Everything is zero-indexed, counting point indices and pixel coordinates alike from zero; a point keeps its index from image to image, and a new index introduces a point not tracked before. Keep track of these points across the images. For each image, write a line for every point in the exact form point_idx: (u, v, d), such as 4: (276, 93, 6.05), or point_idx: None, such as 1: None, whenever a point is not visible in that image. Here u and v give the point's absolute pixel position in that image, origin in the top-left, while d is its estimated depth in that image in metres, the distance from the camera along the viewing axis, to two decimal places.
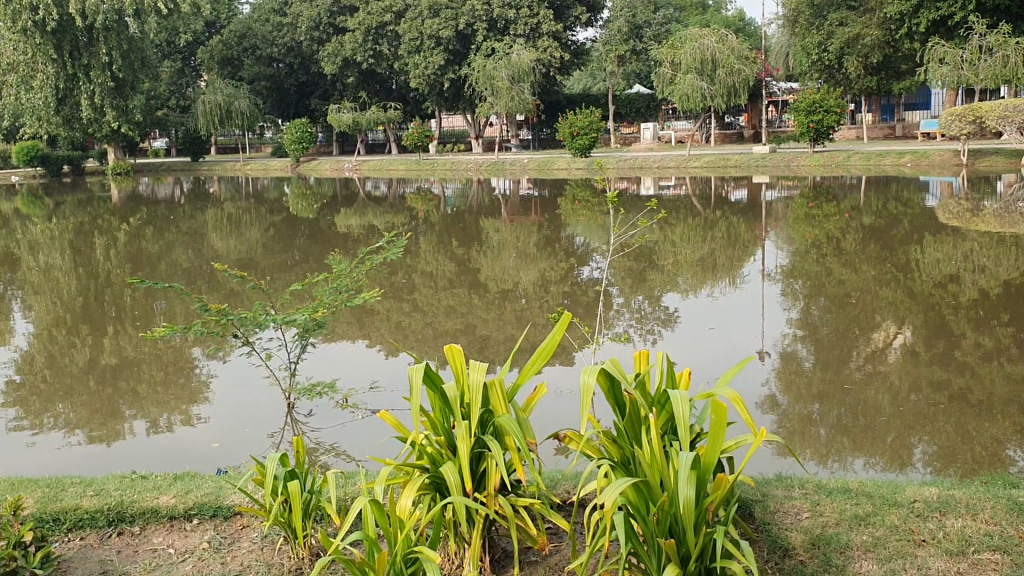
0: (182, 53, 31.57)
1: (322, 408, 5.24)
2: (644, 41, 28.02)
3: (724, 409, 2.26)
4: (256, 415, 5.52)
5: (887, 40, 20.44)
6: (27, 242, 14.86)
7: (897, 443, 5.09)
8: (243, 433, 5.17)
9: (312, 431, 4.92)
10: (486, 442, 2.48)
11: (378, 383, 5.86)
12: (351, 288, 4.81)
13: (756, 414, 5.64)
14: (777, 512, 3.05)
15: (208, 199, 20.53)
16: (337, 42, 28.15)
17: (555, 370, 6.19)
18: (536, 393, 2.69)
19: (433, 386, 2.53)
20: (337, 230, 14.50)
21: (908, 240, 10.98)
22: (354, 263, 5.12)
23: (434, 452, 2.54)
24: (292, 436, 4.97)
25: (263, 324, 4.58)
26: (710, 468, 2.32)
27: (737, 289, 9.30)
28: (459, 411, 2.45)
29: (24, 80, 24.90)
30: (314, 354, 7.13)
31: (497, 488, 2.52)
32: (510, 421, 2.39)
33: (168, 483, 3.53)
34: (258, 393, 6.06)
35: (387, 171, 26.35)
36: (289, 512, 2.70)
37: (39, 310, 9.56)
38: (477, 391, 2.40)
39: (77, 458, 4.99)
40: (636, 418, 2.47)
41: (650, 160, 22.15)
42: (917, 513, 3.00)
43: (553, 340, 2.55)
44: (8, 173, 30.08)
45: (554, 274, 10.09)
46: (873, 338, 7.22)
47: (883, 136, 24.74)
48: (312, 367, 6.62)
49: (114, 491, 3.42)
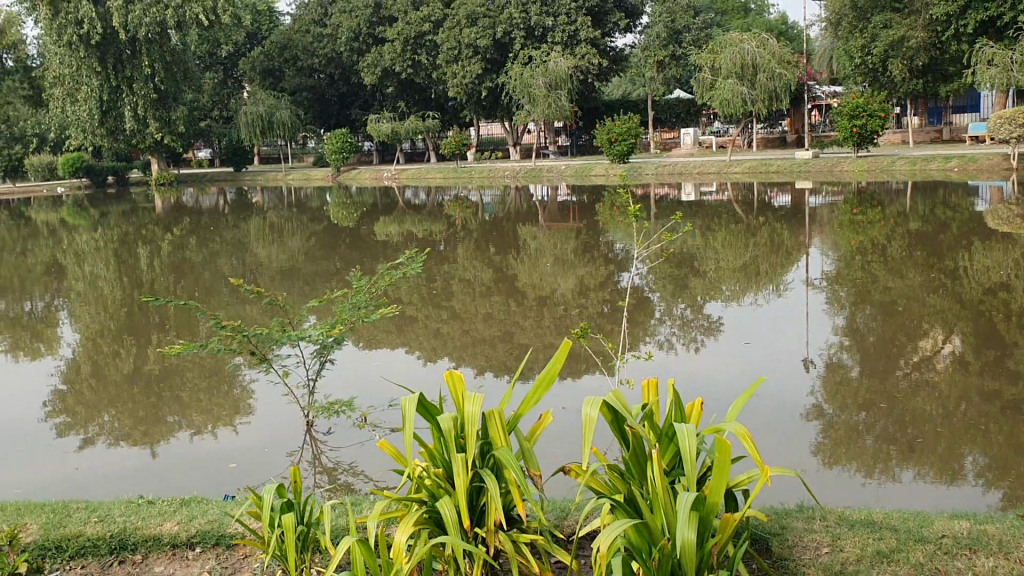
0: (225, 64, 31.98)
1: (341, 427, 5.19)
2: (684, 46, 27.77)
3: (729, 446, 2.16)
4: (274, 429, 5.46)
5: (933, 42, 20.01)
6: (73, 252, 15.13)
7: (946, 455, 4.91)
8: (262, 450, 5.09)
9: (331, 450, 4.88)
10: (483, 477, 2.39)
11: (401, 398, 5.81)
12: (370, 302, 4.79)
13: (798, 425, 5.49)
14: (796, 546, 2.94)
15: (251, 209, 20.76)
16: (376, 52, 28.32)
17: (579, 386, 6.08)
18: (540, 423, 2.61)
19: (429, 416, 2.46)
20: (376, 238, 14.52)
21: (957, 246, 10.71)
22: (374, 278, 5.12)
23: (432, 486, 2.46)
24: (310, 454, 4.93)
25: (282, 341, 4.56)
26: (715, 509, 2.23)
27: (781, 297, 9.12)
28: (454, 444, 2.37)
29: (70, 93, 25.40)
30: (345, 362, 7.08)
31: (497, 525, 2.44)
32: (506, 454, 2.30)
33: (174, 509, 3.49)
34: (282, 405, 5.99)
35: (426, 179, 26.43)
36: (285, 545, 2.62)
37: (84, 319, 9.68)
38: (472, 423, 2.33)
39: (95, 475, 4.95)
40: (641, 453, 2.38)
41: (690, 165, 21.96)
42: (945, 550, 2.87)
43: (552, 369, 2.46)
44: (56, 185, 30.72)
45: (593, 281, 10.00)
46: (920, 346, 7.02)
47: (930, 140, 24.29)
48: (341, 378, 6.56)
49: (118, 517, 3.39)
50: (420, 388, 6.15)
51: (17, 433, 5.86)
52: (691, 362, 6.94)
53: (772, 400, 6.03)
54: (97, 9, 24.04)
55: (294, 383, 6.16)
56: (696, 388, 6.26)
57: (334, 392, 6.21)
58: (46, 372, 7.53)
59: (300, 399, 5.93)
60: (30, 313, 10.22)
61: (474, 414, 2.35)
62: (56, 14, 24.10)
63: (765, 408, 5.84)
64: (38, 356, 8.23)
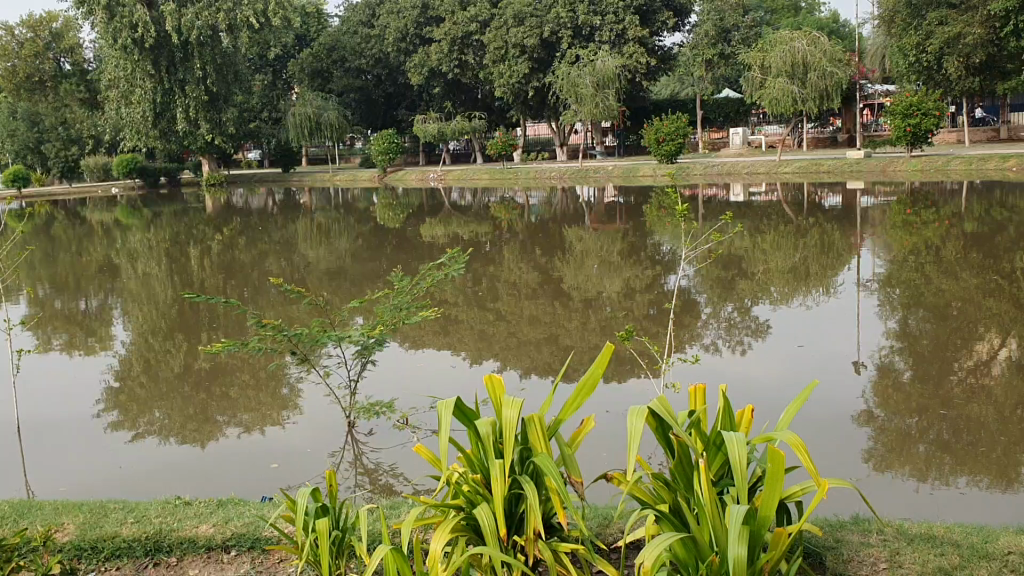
0: (275, 66, 32.34)
1: (381, 429, 5.18)
2: (733, 44, 27.46)
3: (782, 458, 2.11)
4: (315, 430, 5.47)
5: (991, 39, 19.56)
6: (126, 251, 15.38)
7: (1002, 462, 4.78)
8: (302, 452, 5.09)
9: (371, 452, 4.87)
10: (521, 484, 2.35)
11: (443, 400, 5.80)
12: (411, 304, 4.80)
13: (848, 429, 5.38)
14: (851, 561, 2.86)
15: (299, 209, 20.96)
16: (423, 53, 28.45)
17: (622, 390, 6.00)
18: (582, 428, 2.56)
19: (465, 420, 2.43)
20: (422, 239, 14.56)
21: (1014, 248, 10.44)
22: (416, 278, 5.15)
23: (470, 492, 2.42)
24: (351, 455, 4.93)
25: (323, 342, 4.58)
26: (766, 523, 2.18)
27: (831, 299, 8.96)
28: (492, 449, 2.33)
29: (125, 95, 25.87)
30: (389, 363, 7.07)
31: (537, 533, 2.40)
32: (546, 461, 2.26)
33: (210, 511, 3.51)
34: (322, 407, 5.98)
35: (473, 180, 26.49)
36: (320, 550, 2.60)
37: (136, 318, 9.82)
38: (511, 429, 2.28)
39: (138, 473, 4.99)
40: (688, 463, 2.32)
41: (739, 165, 21.70)
42: (1010, 567, 2.77)
43: (594, 374, 2.39)
44: (111, 186, 31.30)
45: (639, 282, 9.92)
46: (975, 350, 6.85)
47: (987, 139, 23.74)
48: (385, 378, 6.55)
49: (154, 518, 3.42)
50: (463, 390, 6.12)
51: (70, 428, 5.95)
52: (738, 365, 6.82)
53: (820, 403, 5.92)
54: (151, 12, 24.47)
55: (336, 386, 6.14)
56: (743, 391, 6.15)
57: (375, 393, 6.19)
58: (98, 369, 7.65)
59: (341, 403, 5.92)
60: (84, 311, 10.39)
61: (513, 419, 2.30)
62: (111, 17, 24.58)
63: (814, 410, 5.74)
64: (92, 354, 8.37)
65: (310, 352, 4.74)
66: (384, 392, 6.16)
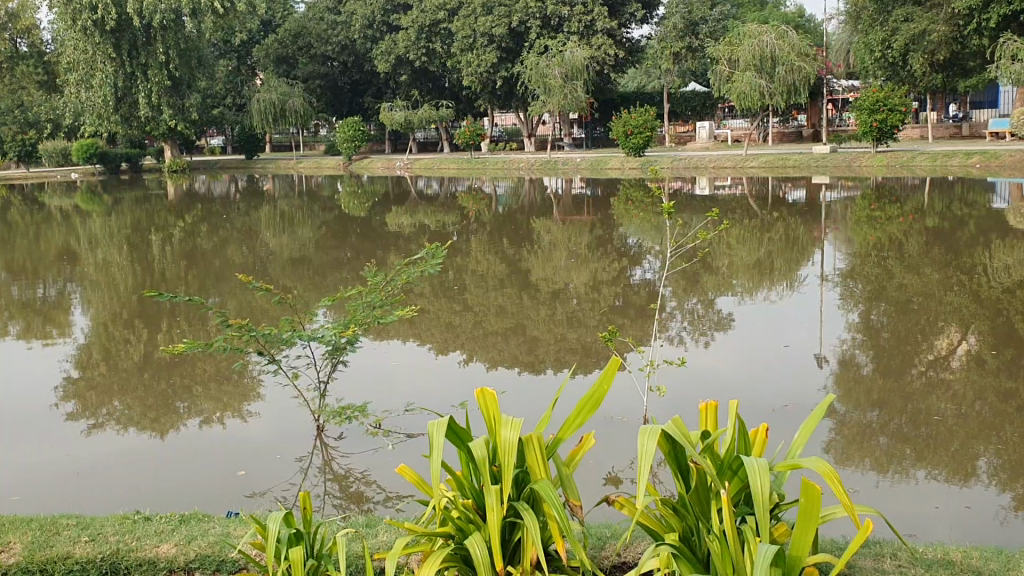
0: (238, 52, 31.91)
1: (352, 433, 5.04)
2: (700, 37, 27.64)
3: (811, 491, 2.08)
4: (282, 430, 5.23)
5: (955, 36, 19.77)
6: (85, 238, 15.10)
7: (959, 455, 4.84)
8: (269, 457, 4.82)
9: (342, 457, 4.74)
10: (519, 510, 2.30)
11: (413, 401, 5.69)
12: (385, 302, 4.75)
13: (813, 422, 5.40)
14: None
15: (262, 197, 20.74)
16: (390, 40, 28.27)
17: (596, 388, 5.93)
18: (581, 448, 2.51)
19: (456, 440, 2.38)
20: (388, 228, 14.44)
21: (974, 244, 10.60)
22: (387, 274, 5.07)
23: (461, 518, 2.37)
24: (321, 459, 4.79)
25: (294, 341, 4.52)
26: (796, 562, 2.15)
27: (793, 293, 9.04)
28: (487, 473, 2.28)
29: (85, 79, 25.41)
30: (358, 357, 6.90)
31: (533, 562, 2.35)
32: (548, 487, 2.22)
33: (170, 528, 3.41)
34: (288, 402, 5.79)
35: (439, 169, 26.35)
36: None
37: (96, 306, 9.64)
38: (509, 451, 2.23)
39: (93, 475, 4.74)
40: (705, 492, 2.28)
41: (705, 159, 21.80)
42: None
43: (596, 392, 2.34)
44: (69, 171, 30.77)
45: (606, 275, 9.91)
46: (935, 344, 6.94)
47: (949, 135, 24.05)
48: (355, 373, 6.39)
49: (111, 536, 3.32)
50: (435, 386, 5.98)
51: (26, 419, 5.81)
52: (712, 360, 6.77)
53: (789, 396, 5.92)
54: None
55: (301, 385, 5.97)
56: (719, 387, 6.10)
57: (343, 390, 6.02)
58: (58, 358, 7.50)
59: (306, 401, 5.76)
60: (42, 299, 10.18)
61: (510, 441, 2.25)
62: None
63: (790, 405, 5.70)
64: (51, 341, 8.20)
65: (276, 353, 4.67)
66: (352, 390, 6.00)
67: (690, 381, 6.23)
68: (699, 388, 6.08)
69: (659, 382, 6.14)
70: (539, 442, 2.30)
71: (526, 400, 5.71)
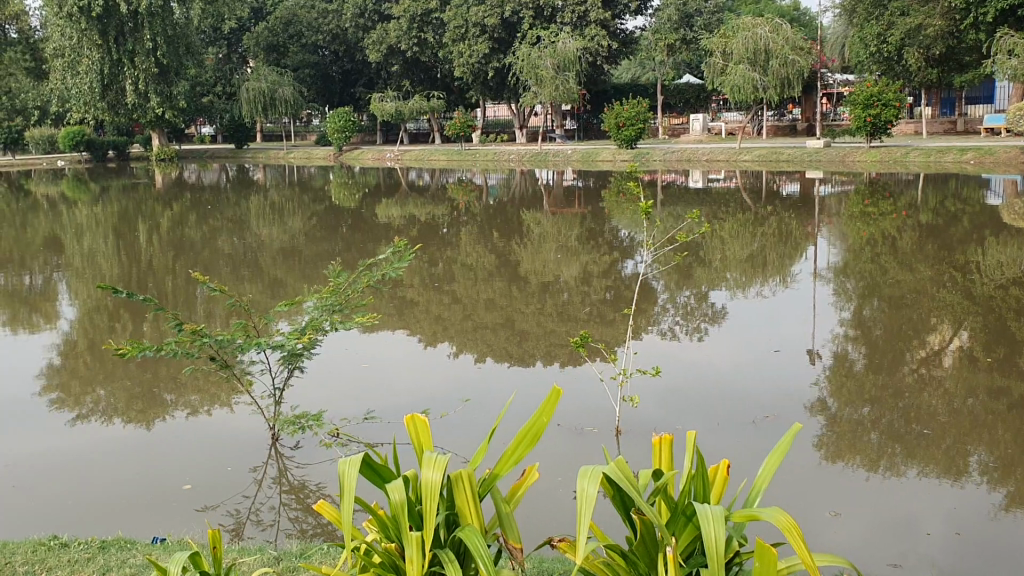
0: (229, 39, 31.66)
1: (307, 444, 4.72)
2: (695, 30, 27.50)
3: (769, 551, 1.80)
4: (235, 440, 4.88)
5: (950, 31, 19.59)
6: (72, 226, 14.94)
7: (950, 452, 4.74)
8: (221, 470, 4.50)
9: (297, 468, 4.46)
10: (444, 562, 1.98)
11: (374, 404, 5.38)
12: (345, 306, 4.59)
13: (800, 418, 5.29)
14: None
15: (252, 186, 20.56)
16: (382, 29, 28.09)
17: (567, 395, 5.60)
18: (525, 482, 2.18)
19: (375, 476, 2.08)
20: (378, 219, 14.30)
21: (967, 240, 10.50)
22: (351, 274, 4.93)
23: (380, 567, 2.05)
24: (276, 471, 4.47)
25: (248, 349, 4.34)
26: None
27: (787, 288, 8.92)
28: (406, 518, 1.95)
29: (71, 65, 25.15)
30: (326, 357, 6.55)
31: None
32: (475, 538, 1.89)
33: (88, 556, 3.23)
34: (242, 408, 5.41)
35: (429, 160, 26.19)
36: None
37: (82, 295, 9.50)
38: (429, 492, 1.91)
39: (38, 481, 4.48)
40: (652, 541, 2.03)
41: (698, 152, 21.67)
42: None
43: (533, 426, 2.02)
44: (56, 159, 30.54)
45: (596, 267, 9.80)
46: (927, 341, 6.83)
47: (944, 131, 23.98)
48: (318, 374, 6.03)
49: (19, 567, 3.14)
50: (401, 391, 5.64)
51: (10, 408, 5.68)
52: (689, 364, 6.41)
53: (777, 392, 5.80)
54: None
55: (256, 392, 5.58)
56: (697, 393, 5.74)
57: (302, 394, 5.65)
58: (43, 347, 7.36)
59: (262, 406, 5.40)
60: (27, 287, 10.06)
61: (431, 482, 1.92)
62: None
63: (769, 413, 5.39)
64: (35, 330, 8.07)
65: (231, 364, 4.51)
66: (311, 394, 5.62)
67: (663, 387, 5.85)
68: (673, 394, 5.72)
69: (630, 390, 5.77)
70: (472, 476, 1.98)
71: (494, 405, 5.33)
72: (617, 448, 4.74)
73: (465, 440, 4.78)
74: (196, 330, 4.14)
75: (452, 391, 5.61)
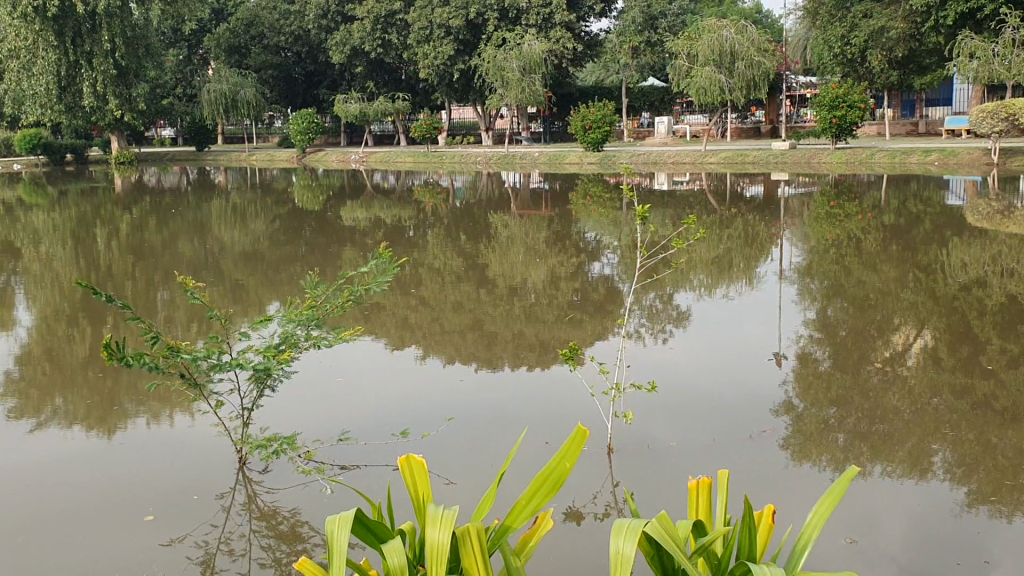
0: (189, 41, 31.26)
1: (280, 469, 4.39)
2: (659, 32, 27.61)
3: None
4: (199, 463, 4.58)
5: (912, 33, 19.78)
6: (28, 231, 14.62)
7: (915, 451, 4.73)
8: (185, 497, 4.18)
9: (267, 493, 4.16)
10: None
11: (350, 424, 5.11)
12: (319, 321, 4.40)
13: (768, 419, 5.27)
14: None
15: (214, 189, 20.29)
16: (345, 31, 27.89)
17: (554, 409, 5.32)
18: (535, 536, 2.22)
19: (370, 536, 2.07)
20: (343, 222, 14.15)
21: (931, 241, 10.60)
22: (329, 286, 4.78)
23: None
24: (245, 498, 4.15)
25: (218, 367, 4.08)
26: None
27: (753, 289, 8.93)
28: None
29: (26, 66, 24.64)
30: (303, 369, 6.24)
31: None
32: None
33: None
34: (204, 428, 5.08)
35: (395, 163, 26.05)
36: None
37: (40, 301, 9.27)
38: (435, 550, 1.91)
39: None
40: None
41: (664, 154, 21.74)
42: None
43: (556, 471, 2.06)
44: (11, 162, 29.92)
45: (564, 270, 9.76)
46: (891, 341, 6.85)
47: (906, 132, 24.29)
48: (291, 392, 5.71)
49: None
50: (379, 409, 5.35)
51: None
52: (678, 376, 6.13)
53: (745, 393, 5.77)
54: None
55: (222, 411, 5.22)
56: (692, 408, 5.44)
57: (274, 416, 5.31)
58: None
59: (229, 427, 5.05)
60: None
61: (436, 542, 1.92)
62: None
63: (764, 427, 5.13)
64: None
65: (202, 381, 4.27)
66: (280, 415, 5.29)
67: (655, 400, 5.57)
68: (665, 409, 5.42)
69: (623, 406, 5.45)
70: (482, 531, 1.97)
71: (479, 424, 5.08)
72: (613, 469, 4.48)
73: (451, 461, 4.52)
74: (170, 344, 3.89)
75: (435, 409, 5.33)
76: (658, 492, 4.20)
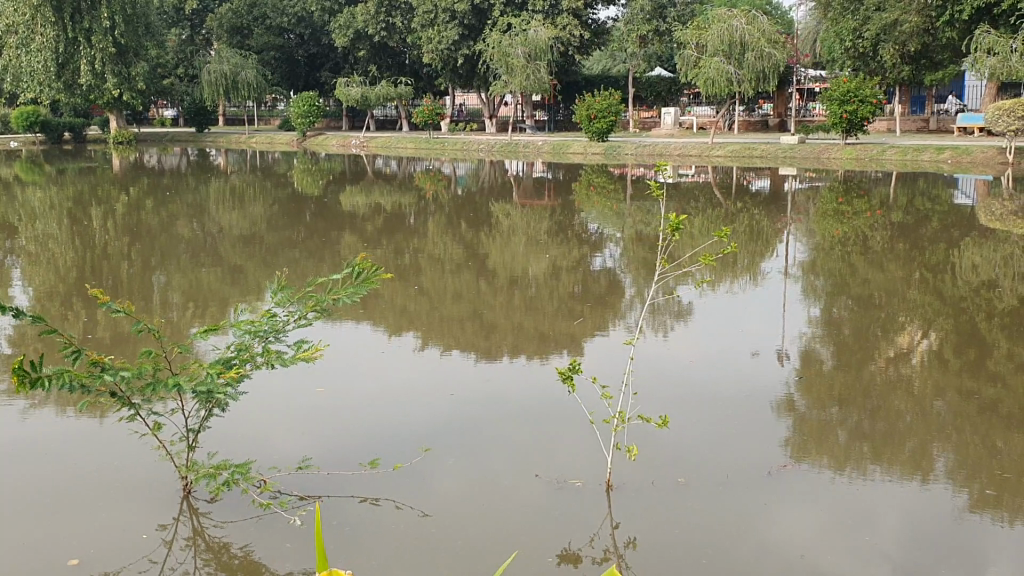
0: (191, 21, 30.97)
1: (231, 501, 3.83)
2: (667, 21, 27.33)
3: None
4: (150, 480, 4.07)
5: (926, 27, 19.46)
6: (23, 210, 14.38)
7: (916, 453, 4.54)
8: (117, 530, 3.65)
9: (215, 526, 3.65)
10: None
11: (310, 444, 4.54)
12: (276, 334, 4.04)
13: (766, 421, 4.98)
14: None
15: (213, 171, 20.08)
16: (348, 13, 27.71)
17: (542, 434, 4.67)
18: None
19: None
20: (343, 208, 13.93)
21: (941, 240, 10.38)
22: (292, 296, 4.37)
23: None
24: (187, 532, 3.63)
25: (165, 388, 3.67)
26: None
27: (756, 286, 8.69)
28: None
29: (25, 43, 24.36)
30: (258, 381, 5.64)
31: None
32: None
33: None
34: (139, 442, 4.50)
35: (397, 149, 25.81)
36: None
37: (35, 280, 9.08)
38: None
39: None
40: None
41: (670, 146, 21.49)
42: None
43: None
44: (9, 139, 29.64)
45: (565, 261, 9.54)
46: (897, 341, 6.65)
47: (916, 129, 24.06)
48: (242, 408, 5.07)
49: None
50: (344, 431, 4.71)
51: None
52: (670, 386, 5.61)
53: (750, 395, 5.46)
54: None
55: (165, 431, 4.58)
56: (678, 419, 5.00)
57: (217, 434, 4.72)
58: None
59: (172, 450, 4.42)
60: None
61: None
62: None
63: (752, 439, 4.73)
64: None
65: (142, 402, 3.86)
66: (233, 431, 4.74)
67: (646, 405, 5.22)
68: (661, 430, 4.81)
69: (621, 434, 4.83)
70: None
71: (452, 445, 4.50)
72: (608, 502, 3.91)
73: (425, 492, 3.98)
74: (97, 357, 3.56)
75: (413, 433, 4.66)
76: (665, 529, 3.66)
